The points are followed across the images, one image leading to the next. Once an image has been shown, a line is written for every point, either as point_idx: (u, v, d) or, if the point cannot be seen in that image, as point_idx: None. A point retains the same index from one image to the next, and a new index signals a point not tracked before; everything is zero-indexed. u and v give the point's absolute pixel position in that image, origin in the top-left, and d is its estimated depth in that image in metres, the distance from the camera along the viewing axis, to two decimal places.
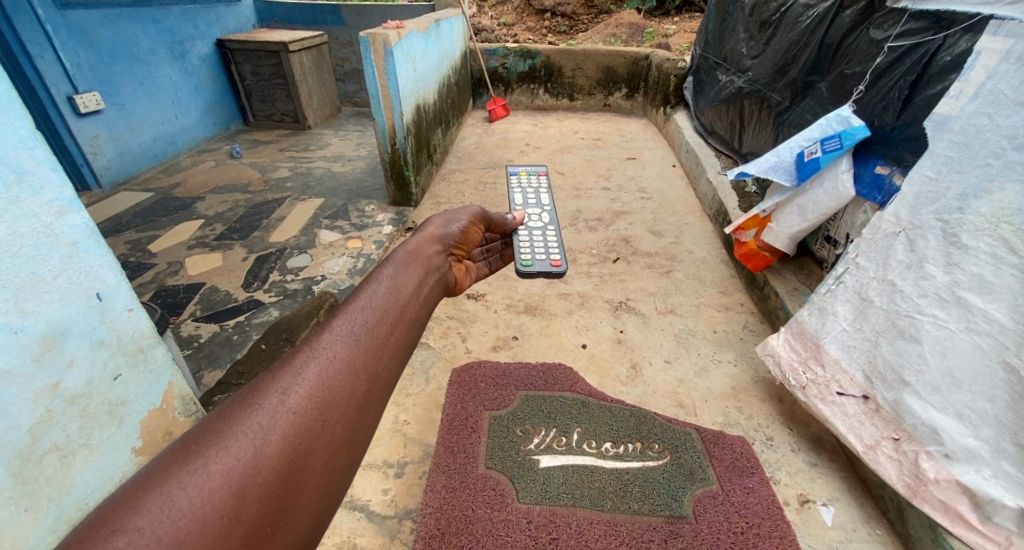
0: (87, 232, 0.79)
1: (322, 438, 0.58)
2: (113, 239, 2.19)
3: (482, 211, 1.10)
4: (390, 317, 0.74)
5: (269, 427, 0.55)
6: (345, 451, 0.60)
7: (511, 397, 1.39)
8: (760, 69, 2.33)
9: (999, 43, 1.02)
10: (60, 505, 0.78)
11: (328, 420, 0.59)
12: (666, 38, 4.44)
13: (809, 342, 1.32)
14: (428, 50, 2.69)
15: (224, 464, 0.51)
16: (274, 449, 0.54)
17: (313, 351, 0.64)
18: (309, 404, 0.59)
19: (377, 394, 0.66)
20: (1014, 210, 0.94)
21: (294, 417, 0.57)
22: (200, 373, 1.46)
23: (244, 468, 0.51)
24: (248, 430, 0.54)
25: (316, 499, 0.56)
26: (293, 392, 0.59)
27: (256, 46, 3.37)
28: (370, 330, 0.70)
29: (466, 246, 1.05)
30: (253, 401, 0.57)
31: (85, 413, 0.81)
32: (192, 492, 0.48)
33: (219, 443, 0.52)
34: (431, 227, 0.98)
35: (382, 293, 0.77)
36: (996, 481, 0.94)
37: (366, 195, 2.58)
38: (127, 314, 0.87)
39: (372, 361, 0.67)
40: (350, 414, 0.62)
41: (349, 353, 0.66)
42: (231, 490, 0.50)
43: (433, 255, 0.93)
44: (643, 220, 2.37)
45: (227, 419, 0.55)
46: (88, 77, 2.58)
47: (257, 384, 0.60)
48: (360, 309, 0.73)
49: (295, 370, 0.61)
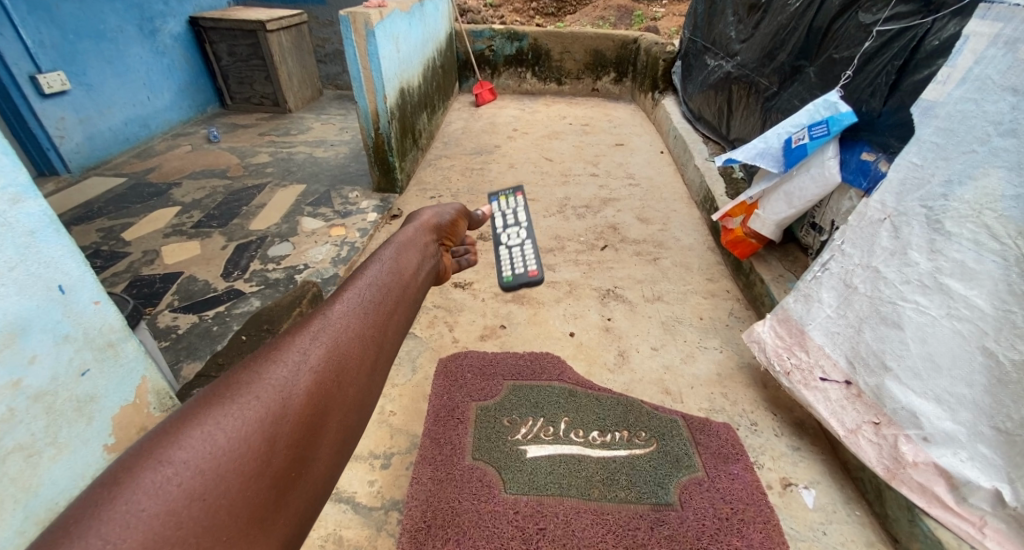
0: (44, 222, 0.75)
1: (337, 397, 0.64)
2: (84, 226, 2.12)
3: (465, 208, 1.16)
4: (393, 294, 0.80)
5: (293, 382, 0.61)
6: (357, 408, 0.66)
7: (499, 387, 1.38)
8: (748, 53, 2.31)
9: (987, 27, 1.00)
10: (27, 506, 0.75)
11: (342, 381, 0.65)
12: (655, 21, 4.38)
13: (794, 328, 1.32)
14: (411, 31, 2.61)
15: (256, 411, 0.56)
16: (299, 401, 0.59)
17: (327, 320, 0.70)
18: (325, 366, 0.65)
19: (383, 363, 0.72)
20: (998, 197, 0.94)
21: (313, 374, 0.63)
22: (178, 365, 1.43)
23: (273, 415, 0.57)
24: (275, 383, 0.59)
25: (332, 449, 0.61)
26: (311, 354, 0.65)
27: (232, 24, 3.24)
28: (376, 305, 0.76)
29: (455, 235, 1.10)
30: (276, 359, 0.63)
31: (49, 411, 0.77)
32: (230, 433, 0.53)
33: (251, 393, 0.58)
34: (423, 216, 1.03)
35: (385, 273, 0.82)
36: (973, 463, 0.97)
37: (349, 180, 2.52)
38: (93, 307, 0.83)
39: (378, 333, 0.73)
40: (360, 378, 0.68)
41: (359, 324, 0.72)
42: (263, 435, 0.55)
43: (428, 243, 0.97)
44: (631, 207, 2.36)
45: (254, 374, 0.60)
46: (51, 55, 2.46)
47: (278, 345, 0.65)
48: (367, 286, 0.78)
49: (312, 336, 0.67)
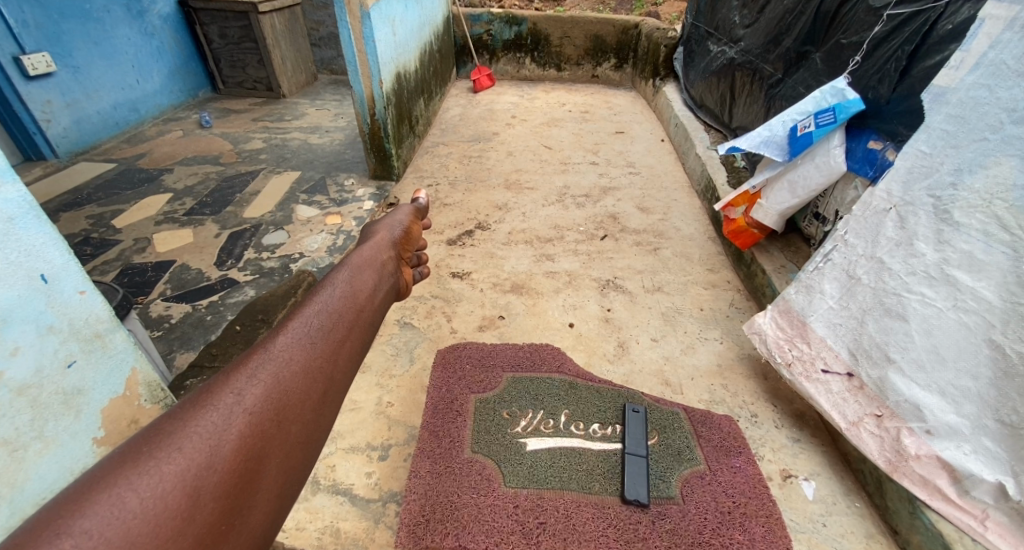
0: (25, 208, 0.72)
1: (276, 440, 0.57)
2: (74, 213, 2.07)
3: (414, 210, 1.18)
4: (345, 321, 0.74)
5: (224, 426, 0.54)
6: (301, 451, 0.59)
7: (498, 379, 1.36)
8: (753, 39, 2.27)
9: (1004, 9, 0.96)
10: (14, 502, 0.72)
11: (282, 421, 0.59)
12: (656, 6, 4.30)
13: (795, 319, 1.30)
14: (407, 14, 2.55)
15: (177, 465, 0.49)
16: (230, 449, 0.53)
17: (268, 354, 0.63)
18: (264, 405, 0.58)
19: (333, 398, 0.66)
20: (1010, 186, 0.92)
21: (249, 417, 0.56)
22: (172, 355, 1.40)
23: (198, 468, 0.50)
24: (203, 430, 0.53)
25: (270, 498, 0.55)
26: (247, 393, 0.58)
27: (223, 5, 3.16)
28: (325, 334, 0.70)
29: (409, 245, 1.07)
30: (206, 401, 0.56)
31: (34, 405, 0.75)
32: (143, 493, 0.46)
33: (171, 444, 0.50)
34: (376, 236, 1.01)
35: (337, 297, 0.76)
36: (976, 456, 0.96)
37: (345, 167, 2.48)
38: (78, 297, 0.80)
39: (327, 364, 0.67)
40: (305, 416, 0.61)
41: (305, 356, 0.65)
42: (185, 491, 0.48)
43: (386, 260, 0.94)
44: (631, 196, 2.33)
45: (178, 420, 0.53)
46: (35, 36, 2.39)
47: (209, 386, 0.58)
48: (315, 313, 0.72)
49: (251, 371, 0.60)
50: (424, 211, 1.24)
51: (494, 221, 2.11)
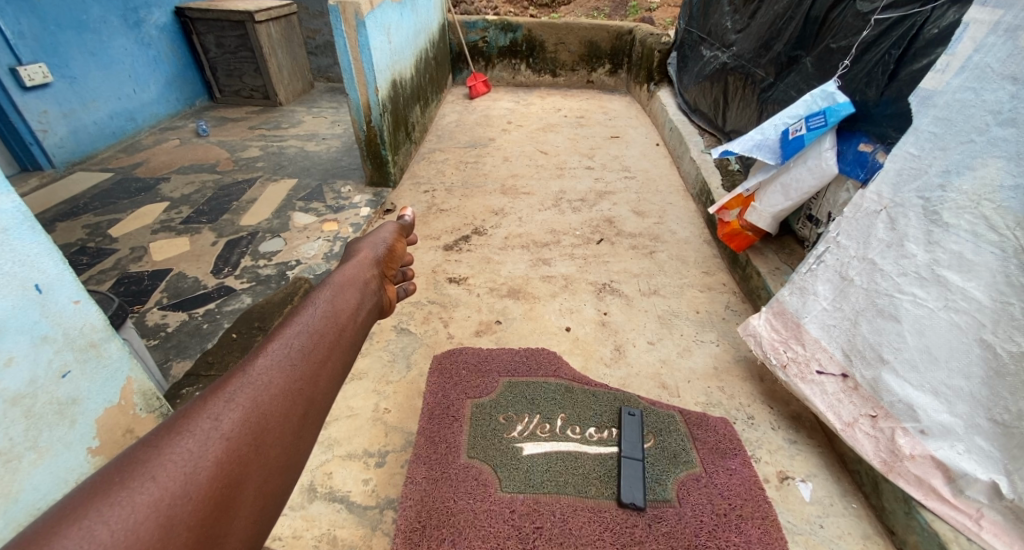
0: (19, 218, 0.73)
1: (254, 464, 0.57)
2: (70, 223, 2.08)
3: (399, 228, 1.19)
4: (327, 340, 0.75)
5: (200, 453, 0.54)
6: (279, 475, 0.59)
7: (494, 384, 1.36)
8: (744, 44, 2.30)
9: (988, 14, 0.98)
10: (7, 513, 0.72)
11: (261, 445, 0.59)
12: (650, 12, 4.34)
13: (789, 321, 1.30)
14: (404, 21, 2.58)
15: (151, 495, 0.49)
16: (206, 476, 0.53)
17: (247, 377, 0.64)
18: (242, 430, 0.58)
19: (315, 418, 0.67)
20: (998, 187, 0.94)
21: (226, 442, 0.56)
22: (168, 364, 1.40)
23: (172, 497, 0.50)
24: (178, 458, 0.53)
25: (247, 525, 0.55)
26: (225, 417, 0.58)
27: (220, 15, 3.18)
28: (305, 355, 0.71)
29: (394, 263, 1.08)
30: (182, 427, 0.56)
31: (29, 414, 0.75)
32: (115, 525, 0.46)
33: (146, 473, 0.51)
34: (359, 254, 1.01)
35: (318, 318, 0.77)
36: (970, 455, 0.96)
37: (342, 174, 2.49)
38: (73, 307, 0.81)
39: (308, 386, 0.68)
40: (285, 439, 0.61)
41: (285, 379, 0.66)
42: (158, 521, 0.48)
43: (368, 278, 0.95)
44: (627, 200, 2.34)
45: (153, 449, 0.53)
46: (32, 47, 2.41)
47: (186, 411, 0.58)
48: (296, 334, 0.73)
49: (228, 395, 0.61)
50: (409, 229, 1.24)
51: (491, 226, 2.12)
